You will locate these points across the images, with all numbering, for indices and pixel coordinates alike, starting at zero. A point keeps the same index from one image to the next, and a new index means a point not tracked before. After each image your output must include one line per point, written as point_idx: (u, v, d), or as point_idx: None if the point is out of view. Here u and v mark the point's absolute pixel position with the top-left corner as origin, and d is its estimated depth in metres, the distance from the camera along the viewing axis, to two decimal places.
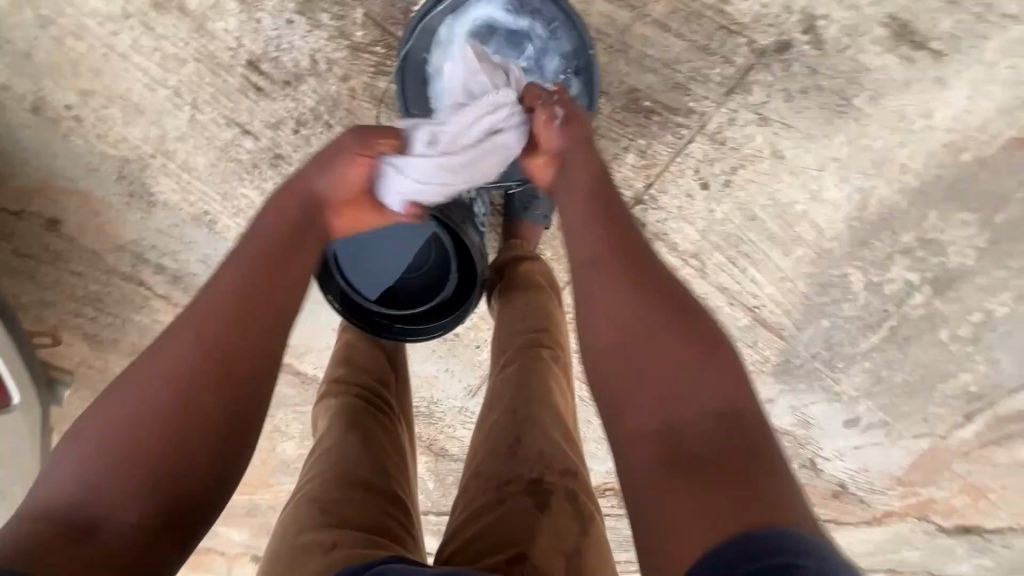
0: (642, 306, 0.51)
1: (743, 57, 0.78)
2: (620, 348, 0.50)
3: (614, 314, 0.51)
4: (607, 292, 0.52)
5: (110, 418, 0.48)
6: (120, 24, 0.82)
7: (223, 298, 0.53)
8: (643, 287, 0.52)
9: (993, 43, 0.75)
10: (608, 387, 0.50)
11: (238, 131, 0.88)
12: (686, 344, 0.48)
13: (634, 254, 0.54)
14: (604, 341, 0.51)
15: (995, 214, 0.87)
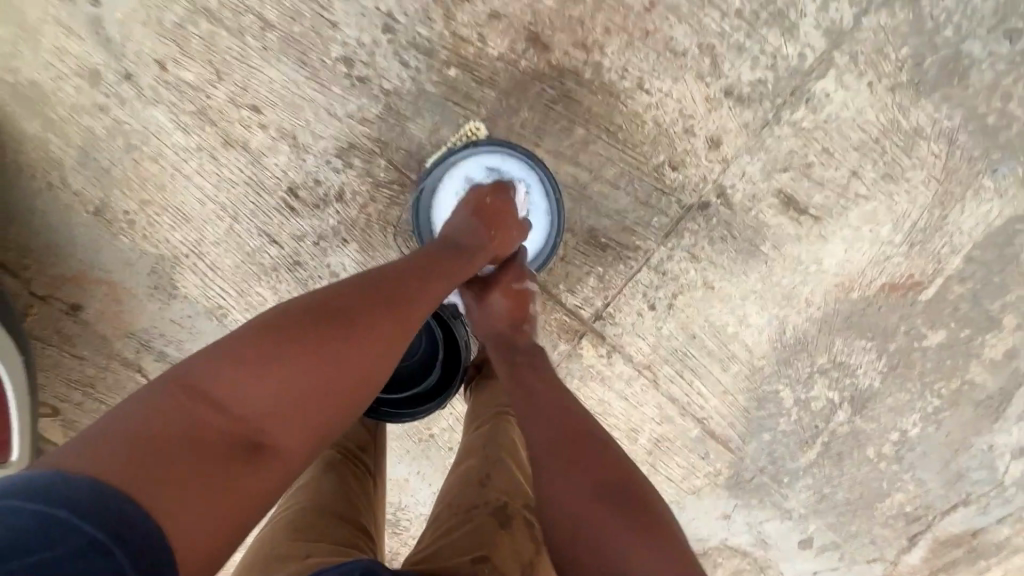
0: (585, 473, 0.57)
1: (675, 210, 1.02)
2: (566, 498, 0.56)
3: (544, 483, 0.58)
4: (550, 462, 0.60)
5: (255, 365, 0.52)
6: (192, 154, 1.02)
7: (362, 297, 0.60)
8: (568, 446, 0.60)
9: (854, 213, 1.01)
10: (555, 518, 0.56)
11: (267, 240, 1.05)
12: (619, 482, 0.57)
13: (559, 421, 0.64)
14: (559, 507, 0.56)
15: (887, 344, 1.06)
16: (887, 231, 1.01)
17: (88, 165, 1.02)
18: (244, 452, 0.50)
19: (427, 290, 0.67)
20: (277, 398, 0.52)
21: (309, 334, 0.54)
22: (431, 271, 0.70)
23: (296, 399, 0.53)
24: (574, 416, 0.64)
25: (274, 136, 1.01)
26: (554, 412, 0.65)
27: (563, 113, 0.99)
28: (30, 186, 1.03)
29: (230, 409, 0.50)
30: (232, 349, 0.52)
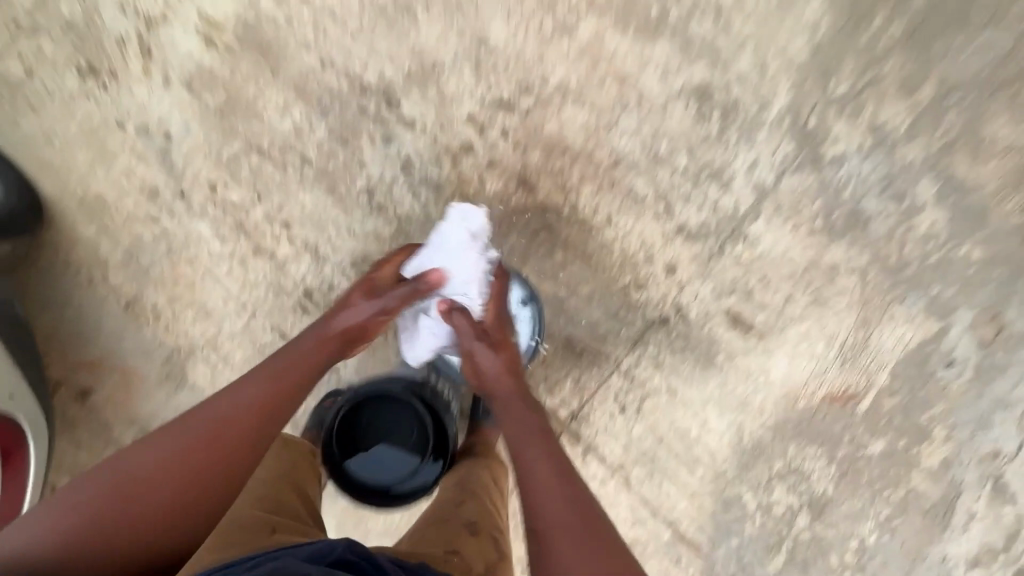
0: (555, 486, 0.76)
1: (641, 324, 1.17)
2: (537, 503, 0.75)
3: (534, 495, 0.76)
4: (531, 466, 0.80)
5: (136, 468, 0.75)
6: (224, 259, 1.17)
7: (223, 410, 0.81)
8: (553, 465, 0.79)
9: (793, 332, 1.17)
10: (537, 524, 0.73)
11: (279, 336, 1.17)
12: (573, 493, 0.76)
13: (545, 449, 0.82)
14: (535, 507, 0.75)
15: (835, 451, 1.17)
16: (822, 348, 1.17)
17: (130, 265, 1.16)
18: (136, 522, 0.73)
19: (280, 390, 0.86)
20: (152, 486, 0.74)
21: (177, 446, 0.77)
22: (290, 370, 0.88)
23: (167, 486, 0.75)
24: (575, 492, 0.76)
25: (298, 248, 1.18)
26: (554, 486, 0.76)
27: (546, 241, 1.17)
28: (74, 281, 1.16)
29: (129, 495, 0.73)
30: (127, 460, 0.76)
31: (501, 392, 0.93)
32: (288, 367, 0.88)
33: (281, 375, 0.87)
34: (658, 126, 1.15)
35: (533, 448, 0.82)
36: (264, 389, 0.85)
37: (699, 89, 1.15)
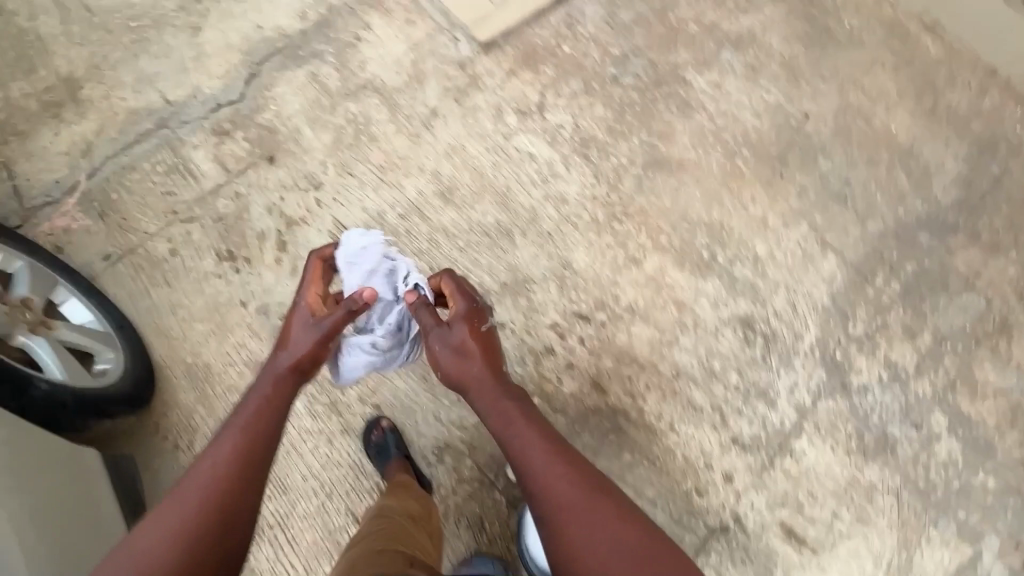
0: (560, 464, 0.87)
1: (701, 531, 1.24)
2: (552, 477, 0.87)
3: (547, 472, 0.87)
4: (533, 445, 0.90)
5: (135, 552, 0.75)
6: (309, 435, 1.20)
7: (209, 470, 0.82)
8: (550, 441, 0.91)
9: (841, 549, 1.25)
10: (555, 496, 0.85)
11: (351, 519, 1.17)
12: (577, 463, 0.89)
13: (537, 424, 0.92)
14: (551, 483, 0.86)
15: None
16: (869, 567, 1.24)
17: None
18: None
19: (265, 432, 0.87)
20: (171, 546, 0.76)
21: (187, 506, 0.79)
22: (260, 412, 0.88)
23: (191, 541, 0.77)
24: (571, 469, 0.88)
25: None
26: (552, 467, 0.87)
27: (616, 442, 1.28)
28: (159, 446, 1.19)
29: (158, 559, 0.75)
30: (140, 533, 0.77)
31: (473, 378, 0.94)
32: (262, 408, 0.88)
33: (264, 419, 0.87)
34: (711, 347, 1.35)
35: (526, 426, 0.92)
36: (248, 435, 0.86)
37: (744, 320, 1.37)
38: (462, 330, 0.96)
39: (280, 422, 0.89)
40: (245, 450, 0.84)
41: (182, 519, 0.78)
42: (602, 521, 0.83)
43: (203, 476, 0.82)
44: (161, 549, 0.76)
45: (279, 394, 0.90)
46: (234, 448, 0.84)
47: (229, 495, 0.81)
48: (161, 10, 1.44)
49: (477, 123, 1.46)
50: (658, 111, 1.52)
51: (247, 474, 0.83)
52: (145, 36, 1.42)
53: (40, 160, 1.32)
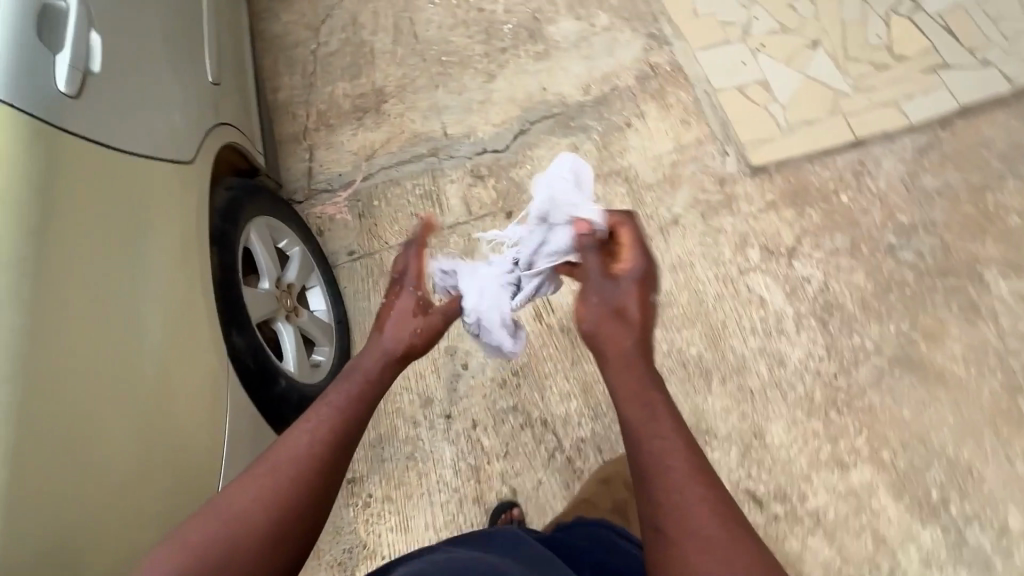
0: (696, 488, 0.67)
1: None
2: (683, 501, 0.66)
3: (676, 492, 0.67)
4: (670, 452, 0.69)
5: (229, 509, 0.71)
6: (446, 489, 1.23)
7: (304, 437, 0.77)
8: (689, 455, 0.70)
9: None
10: (681, 528, 0.65)
11: None
12: (715, 489, 0.68)
13: (680, 428, 0.72)
14: (682, 509, 0.66)
15: None
16: None
17: (371, 449, 1.26)
18: (266, 543, 0.71)
19: (349, 417, 0.79)
20: (268, 503, 0.72)
21: (265, 481, 0.73)
22: (362, 386, 0.83)
23: (269, 515, 0.71)
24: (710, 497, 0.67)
25: None
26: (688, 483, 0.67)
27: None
28: None
29: (230, 539, 0.70)
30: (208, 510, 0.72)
31: (627, 351, 0.77)
32: (365, 382, 0.84)
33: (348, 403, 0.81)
34: None
35: (669, 429, 0.71)
36: (333, 417, 0.79)
37: None
38: (629, 289, 0.82)
39: (366, 408, 0.82)
40: (345, 421, 0.79)
41: (277, 481, 0.73)
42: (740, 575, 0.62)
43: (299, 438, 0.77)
44: (259, 506, 0.72)
45: (380, 368, 0.85)
46: (333, 416, 0.79)
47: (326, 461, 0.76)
48: (471, 54, 1.61)
49: (716, 246, 1.37)
50: (933, 304, 1.29)
51: (344, 444, 0.78)
52: (450, 73, 1.59)
53: (334, 152, 1.54)
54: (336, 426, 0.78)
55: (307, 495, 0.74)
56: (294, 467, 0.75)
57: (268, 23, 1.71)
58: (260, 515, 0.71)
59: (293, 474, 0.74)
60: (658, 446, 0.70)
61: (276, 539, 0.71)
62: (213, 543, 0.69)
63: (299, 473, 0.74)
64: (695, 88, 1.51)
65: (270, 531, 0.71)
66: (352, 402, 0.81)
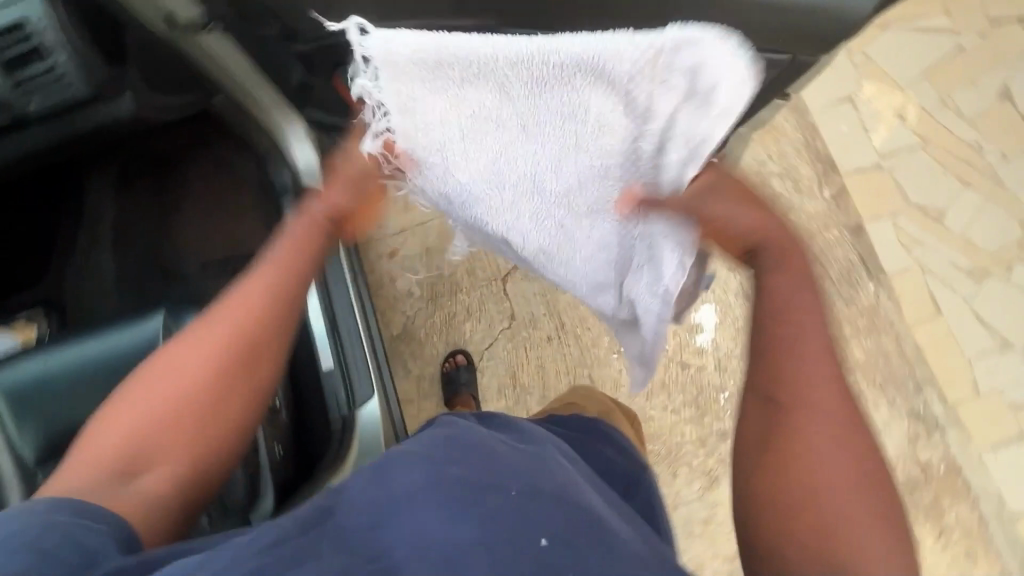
0: (829, 384, 0.51)
1: None
2: (805, 374, 0.51)
3: (806, 373, 0.51)
4: (796, 313, 0.53)
5: (151, 388, 0.53)
6: None
7: (242, 306, 0.56)
8: (818, 330, 0.53)
9: None
10: (798, 408, 0.51)
11: None
12: (830, 348, 0.53)
13: (809, 312, 0.53)
14: (812, 399, 0.51)
15: None
16: None
17: None
18: (194, 410, 0.52)
19: (262, 317, 0.56)
20: (200, 378, 0.53)
21: (193, 342, 0.54)
22: (289, 255, 0.60)
23: (214, 387, 0.53)
24: (845, 399, 0.51)
25: None
26: (819, 360, 0.52)
27: None
28: None
29: (153, 447, 0.51)
30: (97, 424, 0.52)
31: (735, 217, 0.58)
32: (303, 240, 0.62)
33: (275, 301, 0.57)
34: None
35: (795, 303, 0.54)
36: (239, 320, 0.55)
37: None
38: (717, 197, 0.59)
39: (293, 294, 0.58)
40: (275, 287, 0.58)
41: (208, 351, 0.54)
42: (858, 513, 0.48)
43: (230, 310, 0.56)
44: (197, 384, 0.53)
45: (303, 248, 0.61)
46: (268, 287, 0.57)
47: (257, 325, 0.55)
48: (680, 440, 1.24)
49: None
50: None
51: (274, 317, 0.57)
52: (655, 471, 1.23)
53: None
54: (266, 285, 0.58)
55: (235, 397, 0.54)
56: (230, 339, 0.54)
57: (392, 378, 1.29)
58: (200, 394, 0.53)
59: (227, 343, 0.54)
60: (785, 309, 0.54)
61: (190, 431, 0.52)
62: (133, 416, 0.51)
63: (233, 341, 0.54)
64: (982, 505, 1.18)
65: (221, 403, 0.53)
66: (274, 305, 0.57)
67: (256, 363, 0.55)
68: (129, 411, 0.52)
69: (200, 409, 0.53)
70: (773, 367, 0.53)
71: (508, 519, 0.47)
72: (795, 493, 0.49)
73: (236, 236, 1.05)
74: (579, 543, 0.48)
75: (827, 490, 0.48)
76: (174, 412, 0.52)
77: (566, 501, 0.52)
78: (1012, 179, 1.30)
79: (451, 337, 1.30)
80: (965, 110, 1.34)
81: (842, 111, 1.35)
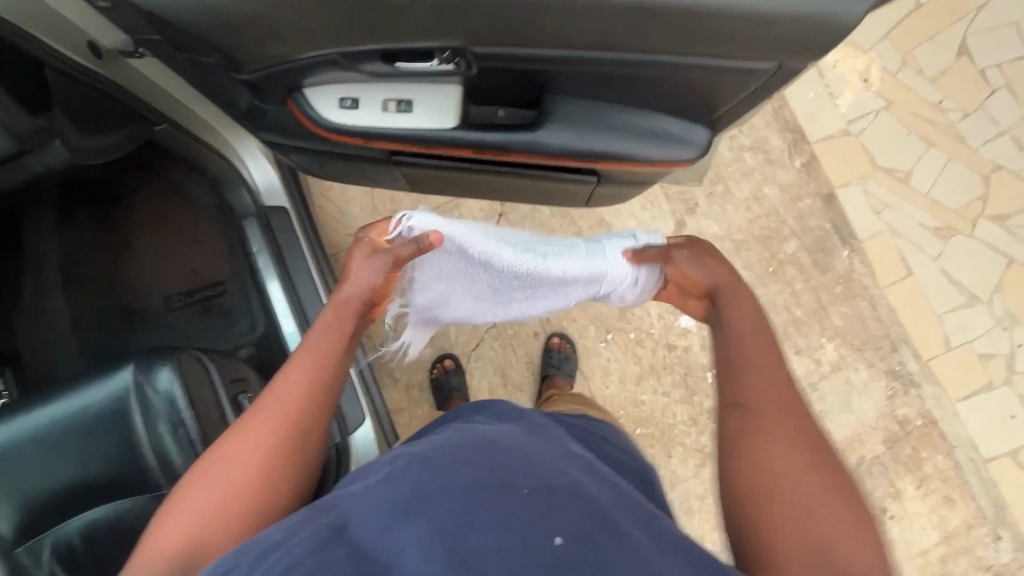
0: (783, 399, 0.64)
1: None
2: (761, 389, 0.64)
3: (760, 390, 0.64)
4: (750, 340, 0.67)
5: (213, 480, 0.58)
6: None
7: (288, 396, 0.62)
8: (767, 351, 0.67)
9: None
10: (762, 420, 0.62)
11: None
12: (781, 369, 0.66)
13: (762, 340, 0.67)
14: (771, 410, 0.63)
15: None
16: None
17: None
18: (256, 497, 0.58)
19: (308, 402, 0.63)
20: (259, 467, 0.59)
21: (250, 434, 0.60)
22: (325, 342, 0.66)
23: (273, 472, 0.59)
24: (800, 412, 0.63)
25: None
26: (772, 379, 0.65)
27: None
28: None
29: (210, 541, 0.55)
30: (164, 517, 0.57)
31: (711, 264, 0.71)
32: (334, 324, 0.67)
33: (311, 389, 0.63)
34: None
35: (747, 333, 0.68)
36: (289, 408, 0.62)
37: None
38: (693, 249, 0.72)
39: (330, 376, 0.65)
40: (313, 374, 0.64)
41: (263, 442, 0.60)
42: (821, 505, 0.57)
43: (277, 399, 0.62)
44: (255, 471, 0.59)
45: (336, 333, 0.67)
46: (309, 374, 0.64)
47: (304, 413, 0.62)
48: (672, 421, 1.26)
49: None
50: None
51: (318, 402, 0.64)
52: (650, 453, 1.25)
53: None
54: (307, 372, 0.64)
55: (283, 474, 0.60)
56: (281, 428, 0.61)
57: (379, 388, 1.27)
58: (260, 480, 0.59)
59: (281, 432, 0.61)
60: (740, 336, 0.67)
61: (253, 515, 0.58)
62: (200, 509, 0.57)
63: (285, 428, 0.61)
64: (957, 453, 1.25)
65: (279, 487, 0.60)
66: (313, 390, 0.63)
67: (307, 444, 0.62)
68: (192, 503, 0.57)
69: (264, 494, 0.59)
70: (738, 386, 0.65)
71: (527, 526, 0.49)
72: (768, 487, 0.59)
73: (197, 265, 0.99)
74: (612, 515, 0.52)
75: (791, 485, 0.58)
76: (238, 499, 0.58)
77: (586, 479, 0.57)
78: (973, 135, 1.33)
79: (436, 341, 1.28)
80: (926, 68, 1.35)
81: (807, 77, 1.34)
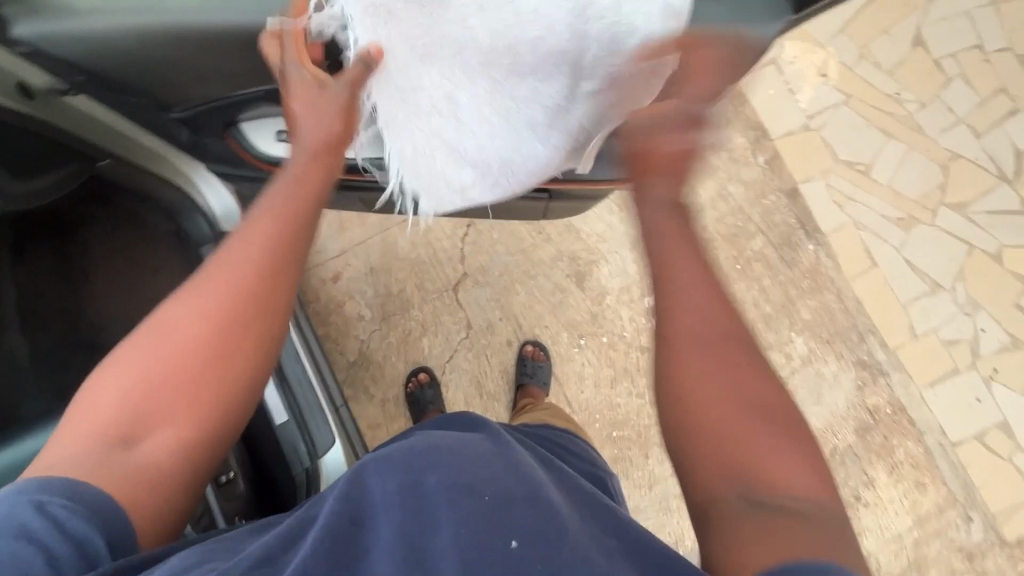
0: (725, 341, 0.55)
1: None
2: (699, 336, 0.55)
3: (696, 335, 0.55)
4: (689, 273, 0.57)
5: (149, 352, 0.51)
6: None
7: (237, 267, 0.54)
8: (706, 284, 0.57)
9: None
10: (705, 374, 0.54)
11: None
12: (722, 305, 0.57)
13: (702, 275, 0.57)
14: (713, 358, 0.54)
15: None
16: None
17: None
18: (198, 378, 0.51)
19: (260, 274, 0.54)
20: (202, 344, 0.52)
21: (198, 304, 0.52)
22: (286, 203, 0.56)
23: (217, 351, 0.52)
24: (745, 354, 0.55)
25: None
26: (714, 321, 0.56)
27: None
28: None
29: (147, 419, 0.49)
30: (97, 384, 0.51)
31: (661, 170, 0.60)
32: (292, 182, 0.57)
33: (261, 271, 0.54)
34: None
35: (685, 265, 0.58)
36: (238, 278, 0.53)
37: None
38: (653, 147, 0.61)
39: (292, 246, 0.56)
40: (267, 243, 0.55)
41: (210, 314, 0.52)
42: (779, 465, 0.51)
43: (228, 271, 0.54)
44: (197, 349, 0.51)
45: (294, 196, 0.57)
46: (264, 240, 0.55)
47: (258, 290, 0.53)
48: (648, 422, 1.27)
49: None
50: None
51: (276, 279, 0.54)
52: (628, 455, 1.26)
53: None
54: (262, 235, 0.55)
55: (229, 358, 0.52)
56: (228, 301, 0.53)
57: (354, 405, 1.26)
58: (199, 360, 0.51)
59: (230, 307, 0.52)
60: (678, 272, 0.57)
61: (191, 400, 0.51)
62: (131, 383, 0.50)
63: (234, 306, 0.52)
64: (927, 438, 1.27)
65: (223, 371, 0.52)
66: (267, 262, 0.54)
67: (260, 329, 0.53)
68: (123, 378, 0.50)
69: (206, 380, 0.51)
70: (670, 337, 0.56)
71: (482, 528, 0.48)
72: (725, 452, 0.52)
73: (160, 294, 0.98)
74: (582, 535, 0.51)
75: (746, 448, 0.51)
76: (172, 381, 0.50)
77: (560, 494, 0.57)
78: (930, 125, 1.35)
79: (409, 355, 1.27)
80: (882, 60, 1.36)
81: (767, 74, 1.36)
